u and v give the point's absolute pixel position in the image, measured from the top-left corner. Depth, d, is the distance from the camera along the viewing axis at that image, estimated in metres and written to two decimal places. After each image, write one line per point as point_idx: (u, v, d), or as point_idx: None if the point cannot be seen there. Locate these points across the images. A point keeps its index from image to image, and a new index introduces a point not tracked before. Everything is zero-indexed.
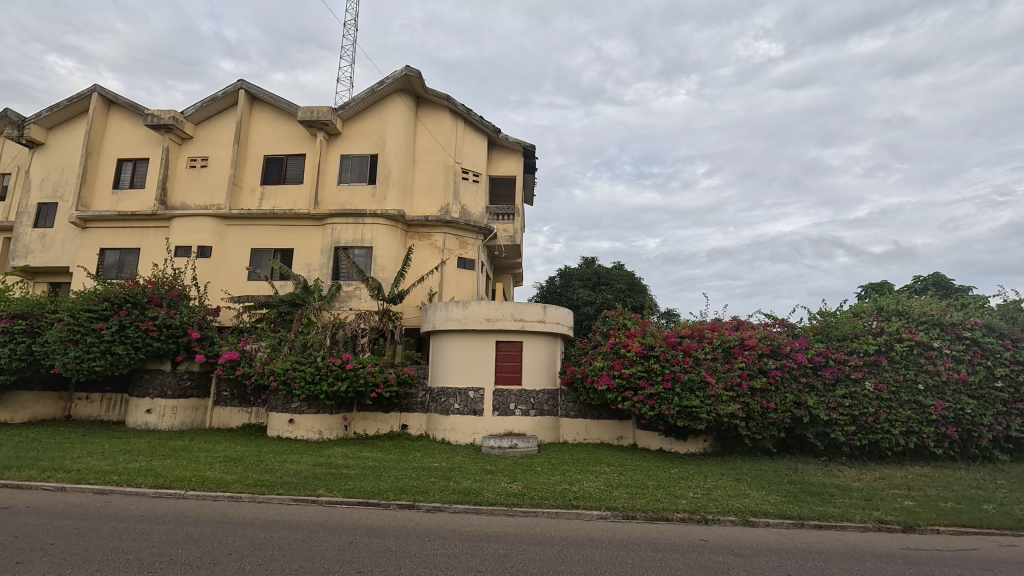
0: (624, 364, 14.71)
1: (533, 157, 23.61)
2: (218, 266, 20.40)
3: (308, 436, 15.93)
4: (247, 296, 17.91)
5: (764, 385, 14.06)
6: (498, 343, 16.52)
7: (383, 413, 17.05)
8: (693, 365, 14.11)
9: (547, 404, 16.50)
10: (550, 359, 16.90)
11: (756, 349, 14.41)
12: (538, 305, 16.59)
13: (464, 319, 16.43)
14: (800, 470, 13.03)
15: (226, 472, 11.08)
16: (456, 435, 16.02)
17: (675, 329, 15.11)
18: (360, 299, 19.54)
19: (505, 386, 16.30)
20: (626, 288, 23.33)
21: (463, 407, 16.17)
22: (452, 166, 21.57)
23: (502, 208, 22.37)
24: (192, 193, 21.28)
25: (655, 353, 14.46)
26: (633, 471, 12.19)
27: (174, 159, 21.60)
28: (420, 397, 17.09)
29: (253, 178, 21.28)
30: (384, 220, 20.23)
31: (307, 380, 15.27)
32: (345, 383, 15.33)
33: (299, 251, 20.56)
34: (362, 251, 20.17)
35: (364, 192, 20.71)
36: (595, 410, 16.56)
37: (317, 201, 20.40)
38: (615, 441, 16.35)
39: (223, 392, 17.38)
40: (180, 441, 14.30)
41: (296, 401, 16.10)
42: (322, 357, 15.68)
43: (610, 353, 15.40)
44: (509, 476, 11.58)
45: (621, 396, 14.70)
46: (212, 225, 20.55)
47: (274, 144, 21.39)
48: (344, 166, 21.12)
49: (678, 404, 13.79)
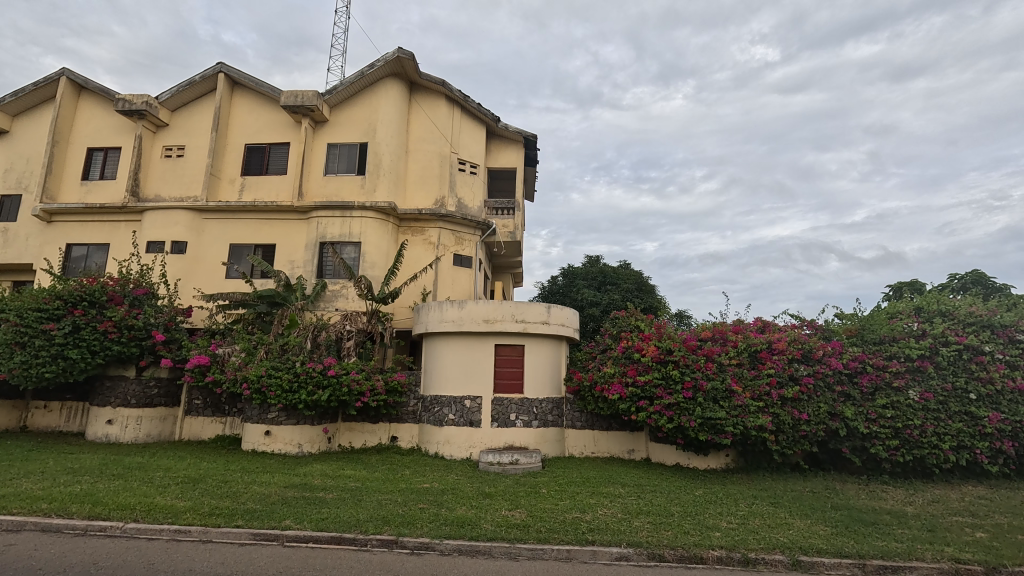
0: (638, 370, 13.19)
1: (534, 148, 22.12)
2: (194, 262, 18.79)
3: (287, 450, 14.34)
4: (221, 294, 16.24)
5: (796, 394, 12.53)
6: (497, 347, 14.97)
7: (370, 424, 15.54)
8: (716, 372, 12.59)
9: (551, 415, 14.96)
10: (554, 365, 15.36)
11: (787, 353, 12.93)
12: (541, 304, 15.06)
13: (459, 320, 14.86)
14: (840, 491, 11.49)
15: (179, 498, 9.48)
16: (451, 449, 14.45)
17: (694, 332, 13.56)
18: (346, 298, 17.95)
19: (504, 394, 14.73)
20: (634, 288, 21.84)
21: (459, 418, 14.60)
22: (448, 156, 20.07)
23: (501, 202, 20.84)
24: (167, 185, 19.72)
25: (673, 358, 12.89)
26: (653, 494, 10.61)
27: (148, 148, 20.06)
28: (411, 407, 15.60)
29: (233, 169, 19.71)
30: (374, 213, 18.69)
31: (285, 388, 13.69)
32: (327, 392, 13.77)
33: (282, 247, 18.99)
34: (350, 247, 18.63)
35: (353, 184, 19.14)
36: (604, 421, 15.15)
37: (301, 193, 18.85)
38: (626, 455, 14.95)
39: (196, 400, 15.83)
40: (138, 457, 12.67)
41: (273, 411, 14.51)
42: (301, 362, 14.08)
43: (621, 357, 13.87)
44: (510, 501, 9.96)
45: (635, 406, 13.16)
46: (187, 218, 18.95)
47: (257, 132, 19.85)
48: (332, 156, 19.57)
49: (701, 415, 12.21)
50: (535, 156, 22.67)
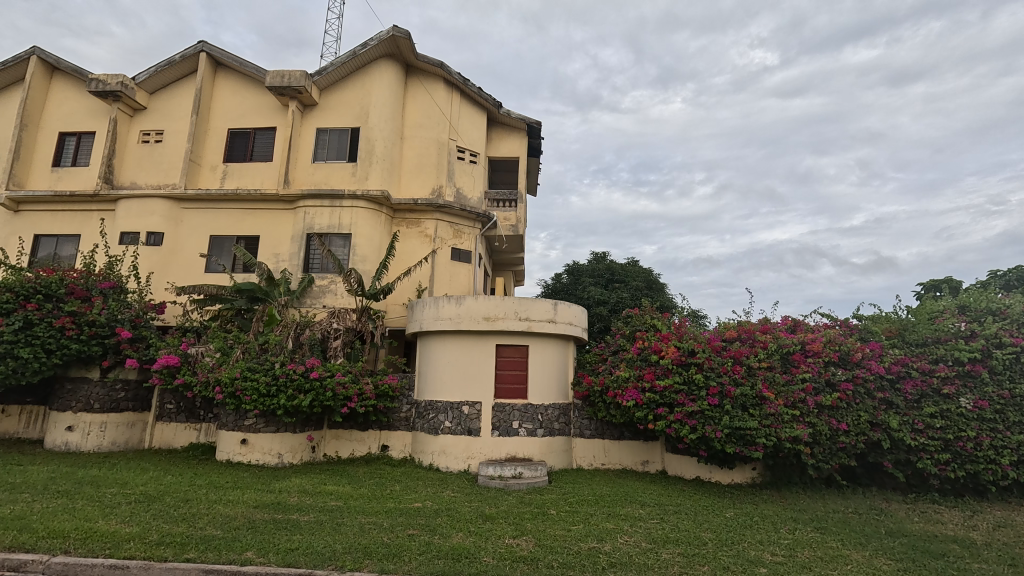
0: (656, 374, 11.85)
1: (539, 137, 20.76)
2: (171, 255, 17.40)
3: (265, 460, 12.95)
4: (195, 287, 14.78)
5: (835, 402, 11.16)
6: (498, 347, 13.58)
7: (359, 431, 14.20)
8: (745, 377, 11.21)
9: (558, 422, 13.60)
10: (561, 368, 14.01)
11: (822, 356, 11.56)
12: (547, 301, 13.68)
13: (457, 318, 13.47)
14: (888, 512, 10.12)
15: (126, 522, 8.05)
16: (447, 460, 13.09)
17: (718, 331, 12.18)
18: (335, 294, 16.57)
19: (506, 399, 13.36)
20: (644, 286, 20.52)
21: (456, 425, 13.22)
22: (445, 143, 18.71)
23: (503, 193, 19.49)
24: (144, 172, 18.35)
25: (696, 361, 11.55)
26: (679, 518, 9.20)
27: (124, 133, 18.67)
28: (404, 413, 14.26)
29: (215, 155, 18.32)
30: (365, 203, 17.32)
31: (262, 393, 12.27)
32: (308, 397, 12.33)
33: (266, 239, 17.57)
34: (339, 238, 17.26)
35: (343, 171, 17.78)
36: (616, 429, 13.84)
37: (288, 181, 17.46)
38: (639, 467, 13.67)
39: (167, 404, 14.49)
40: (93, 470, 11.21)
41: (250, 417, 13.10)
42: (281, 364, 12.64)
43: (637, 360, 12.57)
44: (515, 526, 8.56)
45: (652, 414, 11.79)
46: (164, 208, 17.55)
47: (241, 116, 18.47)
48: (321, 142, 18.20)
49: (728, 425, 10.83)
50: (539, 146, 21.33)
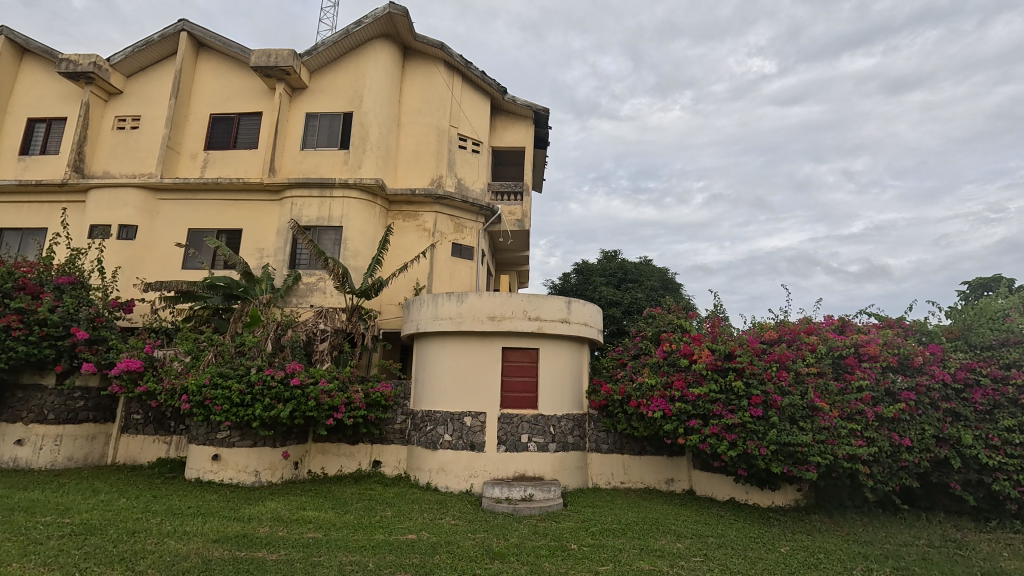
0: (687, 380, 10.34)
1: (546, 126, 19.34)
2: (144, 250, 15.88)
3: (240, 479, 11.37)
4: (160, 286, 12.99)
5: (897, 414, 9.61)
6: (505, 350, 12.04)
7: (348, 444, 12.68)
8: (793, 385, 9.66)
9: (572, 436, 12.06)
10: (574, 374, 12.47)
11: (880, 360, 10.04)
12: (560, 298, 12.17)
13: (458, 318, 11.94)
14: (969, 546, 8.56)
15: (46, 566, 6.45)
16: (446, 479, 11.54)
17: (758, 331, 10.65)
18: (324, 292, 15.05)
19: (513, 410, 11.81)
20: (659, 286, 19.07)
21: (457, 440, 11.66)
22: (445, 129, 17.25)
23: (508, 185, 18.01)
24: (118, 160, 16.87)
25: (735, 366, 10.01)
26: (728, 555, 7.62)
27: (97, 119, 17.21)
28: (398, 425, 12.72)
29: (195, 142, 16.85)
30: (358, 194, 15.85)
31: (235, 402, 10.71)
32: (288, 406, 10.78)
33: (249, 232, 16.05)
34: (329, 232, 15.76)
35: (334, 159, 16.32)
36: (637, 443, 12.34)
37: (273, 169, 15.99)
38: (664, 486, 12.18)
39: (134, 415, 13.06)
40: (34, 492, 9.60)
41: (224, 430, 11.54)
42: (257, 369, 11.03)
43: (663, 365, 11.07)
44: (530, 569, 6.97)
45: (683, 427, 10.25)
46: (138, 198, 16.07)
47: (224, 101, 17.02)
48: (311, 128, 16.74)
49: (776, 441, 9.25)
50: (546, 136, 19.91)
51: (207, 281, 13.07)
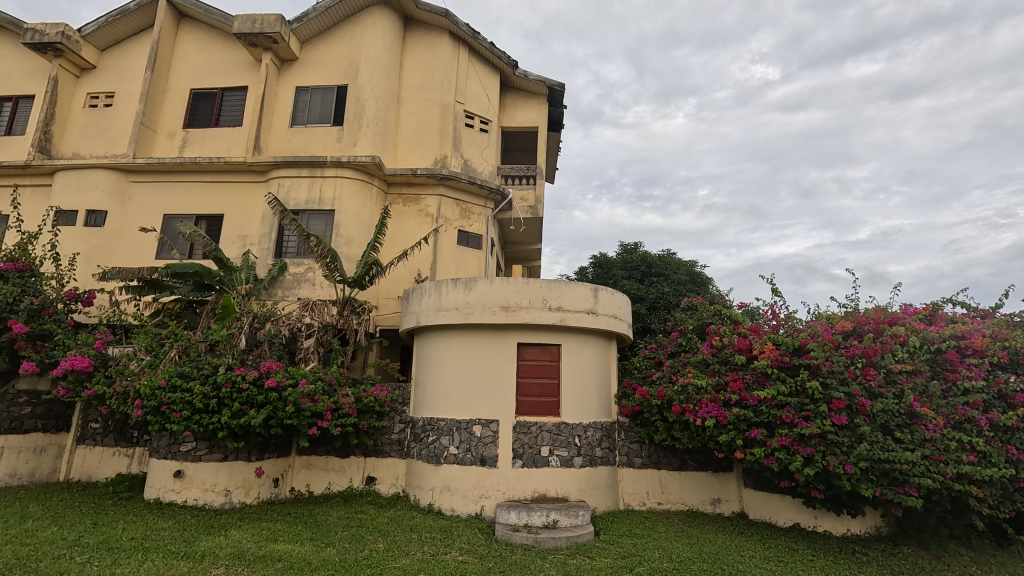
0: (746, 381, 8.52)
1: (560, 105, 17.59)
2: (114, 238, 14.20)
3: (206, 500, 9.56)
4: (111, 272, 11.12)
5: (1016, 422, 7.67)
6: (521, 347, 10.19)
7: (337, 458, 10.86)
8: (884, 385, 7.77)
9: (601, 448, 10.19)
10: (601, 374, 10.62)
11: (987, 356, 8.12)
12: (585, 285, 10.32)
13: (465, 309, 10.11)
14: None
15: None
16: (452, 500, 9.68)
17: (831, 320, 8.74)
18: (313, 284, 13.28)
19: (531, 417, 9.95)
20: (686, 279, 17.22)
21: (464, 453, 9.81)
22: (450, 105, 15.54)
23: (520, 168, 16.26)
24: (89, 140, 15.23)
25: (807, 363, 8.12)
26: None
27: (67, 96, 15.58)
28: (396, 435, 10.88)
29: (173, 120, 15.20)
30: (353, 174, 14.11)
31: (197, 409, 8.90)
32: (262, 413, 8.95)
33: (230, 217, 14.33)
34: (319, 217, 14.02)
35: (326, 136, 14.62)
36: (677, 456, 10.47)
37: (258, 147, 14.30)
38: (709, 507, 10.31)
39: (92, 423, 11.31)
40: None
41: (188, 441, 9.71)
42: (226, 368, 9.21)
43: (712, 363, 9.30)
44: None
45: (742, 439, 8.34)
46: (108, 180, 14.39)
47: (205, 74, 15.37)
48: (301, 103, 15.07)
49: (867, 456, 7.36)
50: (561, 117, 18.18)
51: (172, 266, 11.15)
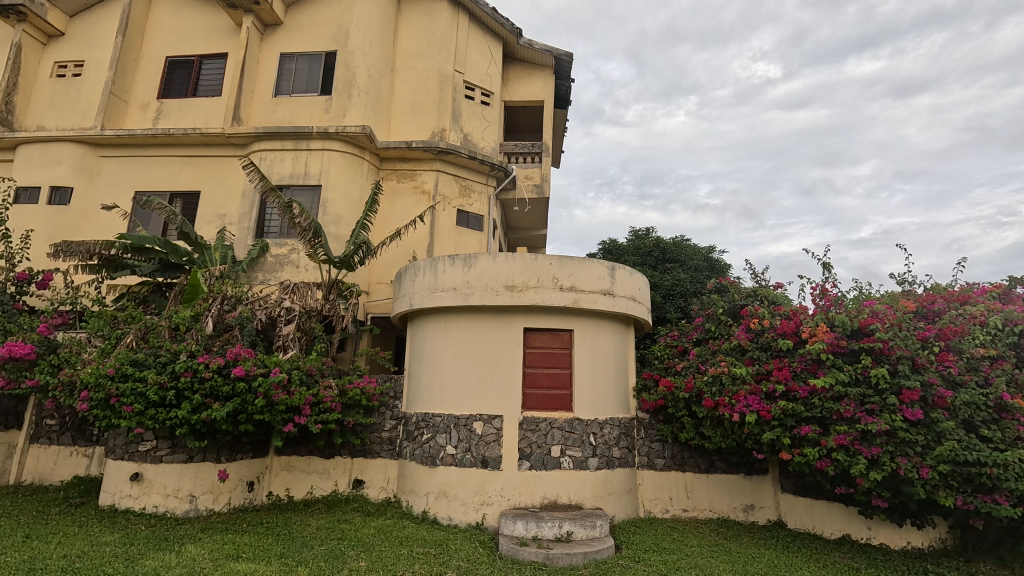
0: (794, 370, 7.29)
1: (568, 77, 16.26)
2: (81, 217, 12.96)
3: (167, 507, 8.34)
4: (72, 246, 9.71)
5: None
6: (528, 333, 8.93)
7: (321, 459, 9.63)
8: (963, 373, 6.53)
9: (620, 448, 8.95)
10: (618, 364, 9.36)
11: None
12: (601, 262, 9.06)
13: (465, 289, 8.85)
14: None
15: None
16: (449, 507, 8.44)
17: (894, 299, 7.45)
18: (297, 266, 12.03)
19: (539, 412, 8.69)
20: (704, 265, 15.95)
21: (463, 453, 8.56)
22: (448, 74, 14.27)
23: (524, 144, 14.97)
24: (55, 113, 13.97)
25: (869, 347, 6.86)
26: None
27: (32, 65, 14.32)
28: (386, 433, 9.64)
29: (147, 90, 13.94)
30: (341, 147, 12.85)
31: (152, 402, 7.67)
32: (227, 407, 7.73)
33: (208, 194, 13.07)
34: (305, 193, 12.76)
35: (312, 106, 13.36)
36: (706, 457, 9.23)
37: (238, 118, 13.05)
38: (741, 515, 9.06)
39: (46, 420, 10.08)
40: None
41: (147, 439, 8.47)
42: (188, 355, 7.98)
43: (750, 349, 8.07)
44: None
45: (790, 437, 7.06)
46: (75, 155, 13.16)
47: (182, 40, 14.12)
48: (285, 72, 13.80)
49: (948, 456, 6.10)
50: (569, 92, 16.88)
51: (128, 241, 9.91)
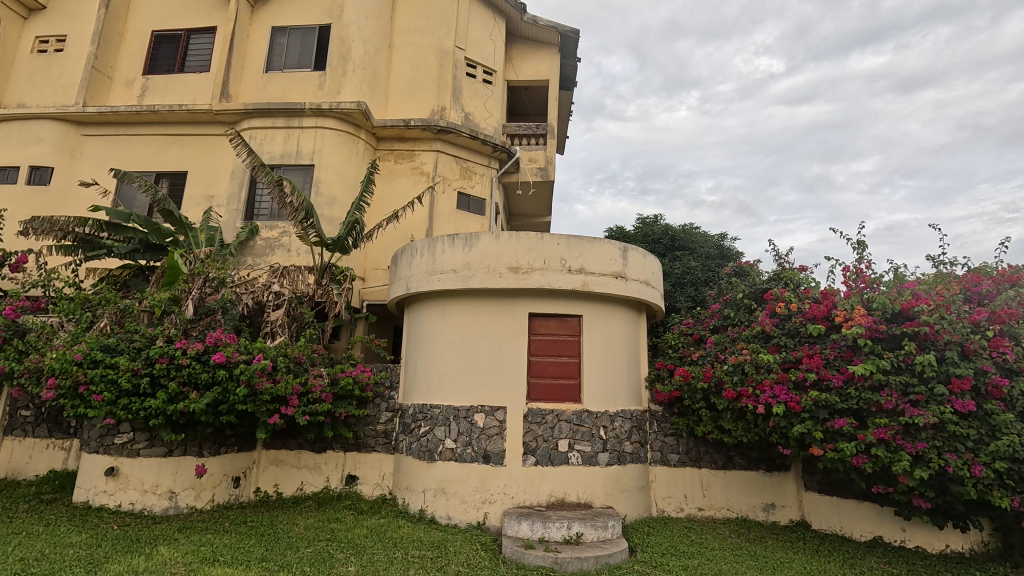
0: (826, 357, 6.66)
1: (574, 56, 15.54)
2: (62, 199, 12.33)
3: (144, 505, 7.73)
4: (38, 222, 9.22)
5: None
6: (533, 319, 8.29)
7: (311, 454, 9.01)
8: (1017, 359, 5.90)
9: (632, 442, 8.32)
10: (630, 353, 8.72)
11: None
12: (613, 244, 8.41)
13: (465, 271, 8.21)
14: None
15: None
16: (448, 505, 7.83)
17: (937, 278, 6.78)
18: (288, 250, 11.39)
19: (545, 404, 8.07)
20: (716, 254, 15.25)
21: (463, 448, 7.94)
22: (448, 50, 13.57)
23: (528, 124, 14.28)
24: (36, 89, 13.31)
25: (912, 331, 6.22)
26: None
27: (12, 39, 13.64)
28: (381, 426, 9.02)
29: (132, 66, 13.26)
30: (335, 124, 12.17)
31: (125, 391, 7.06)
32: (207, 396, 7.12)
33: (195, 175, 12.42)
34: (297, 173, 12.09)
35: (305, 82, 12.68)
36: (723, 452, 8.61)
37: (227, 95, 12.38)
38: (761, 515, 8.44)
39: (21, 411, 9.49)
40: None
41: (122, 431, 7.86)
42: (165, 340, 7.36)
43: (775, 336, 7.43)
44: None
45: (822, 431, 6.41)
46: (55, 133, 12.50)
47: (169, 14, 13.42)
48: (277, 46, 13.11)
49: (1005, 452, 5.47)
50: (574, 71, 16.16)
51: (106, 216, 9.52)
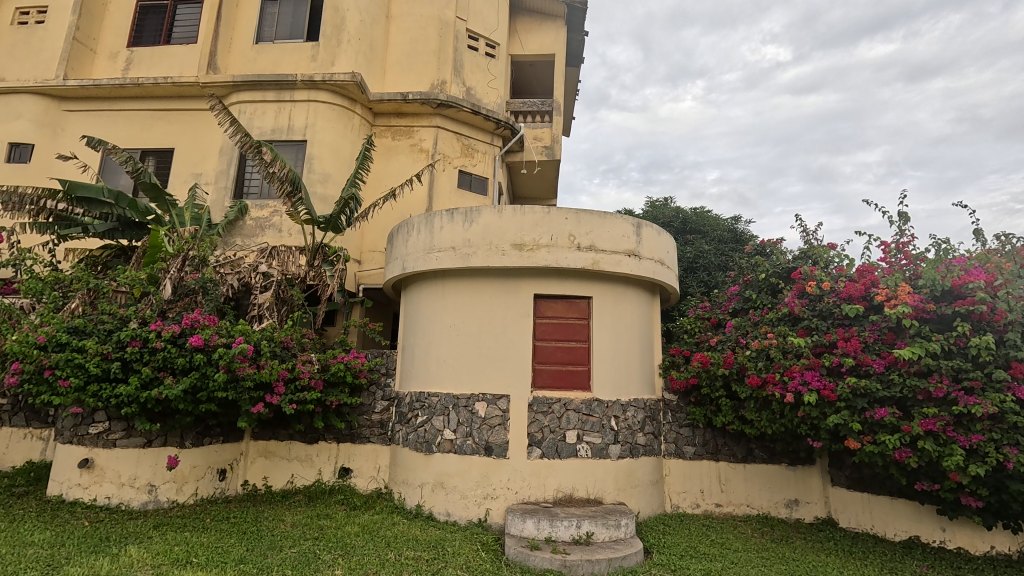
0: (865, 341, 6.02)
1: (582, 29, 14.75)
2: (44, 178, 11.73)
3: (121, 499, 7.19)
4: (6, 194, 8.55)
5: None
6: (539, 301, 7.66)
7: (302, 445, 8.45)
8: None
9: (645, 433, 7.71)
10: (643, 338, 8.09)
11: None
12: (626, 219, 7.75)
13: (465, 249, 7.57)
14: None
15: None
16: (447, 500, 7.26)
17: (987, 253, 6.13)
18: (280, 230, 10.77)
19: (551, 392, 7.45)
20: (730, 237, 14.54)
21: (463, 438, 7.35)
22: (449, 20, 12.82)
23: (534, 100, 13.55)
24: (16, 63, 12.66)
25: (964, 310, 5.59)
26: None
27: None
28: (376, 415, 8.44)
29: (116, 38, 12.59)
30: (329, 98, 11.49)
31: (95, 376, 6.50)
32: (184, 382, 6.54)
33: (183, 152, 11.79)
34: (289, 150, 11.44)
35: (298, 54, 11.99)
36: (743, 445, 7.99)
37: (215, 67, 11.70)
38: (784, 511, 7.83)
39: None
40: None
41: (98, 420, 7.31)
42: (140, 321, 6.78)
43: (806, 319, 6.78)
44: None
45: (860, 422, 5.78)
46: (36, 108, 11.88)
47: None
48: (268, 16, 12.39)
49: None
50: (581, 46, 15.37)
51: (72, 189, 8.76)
